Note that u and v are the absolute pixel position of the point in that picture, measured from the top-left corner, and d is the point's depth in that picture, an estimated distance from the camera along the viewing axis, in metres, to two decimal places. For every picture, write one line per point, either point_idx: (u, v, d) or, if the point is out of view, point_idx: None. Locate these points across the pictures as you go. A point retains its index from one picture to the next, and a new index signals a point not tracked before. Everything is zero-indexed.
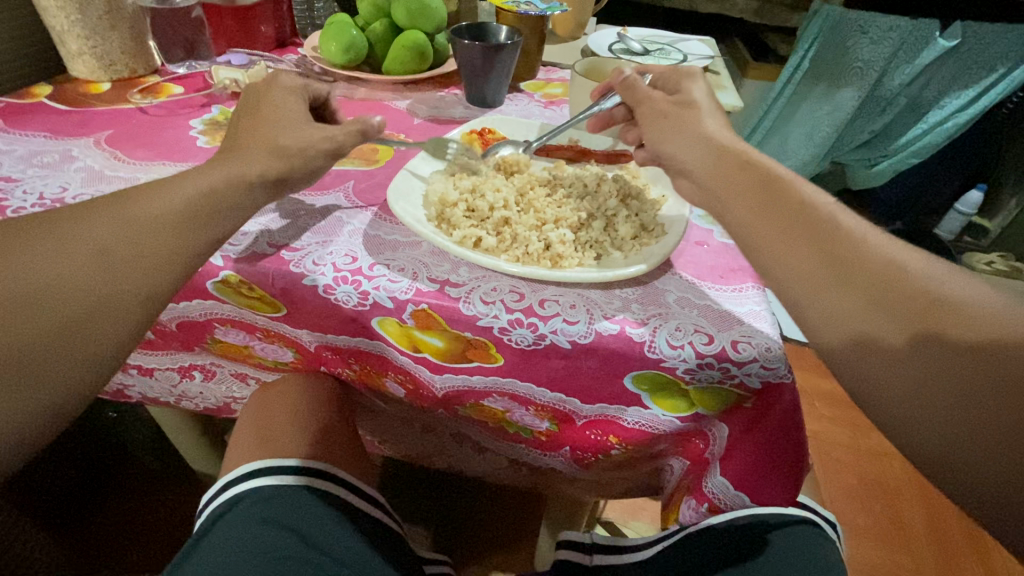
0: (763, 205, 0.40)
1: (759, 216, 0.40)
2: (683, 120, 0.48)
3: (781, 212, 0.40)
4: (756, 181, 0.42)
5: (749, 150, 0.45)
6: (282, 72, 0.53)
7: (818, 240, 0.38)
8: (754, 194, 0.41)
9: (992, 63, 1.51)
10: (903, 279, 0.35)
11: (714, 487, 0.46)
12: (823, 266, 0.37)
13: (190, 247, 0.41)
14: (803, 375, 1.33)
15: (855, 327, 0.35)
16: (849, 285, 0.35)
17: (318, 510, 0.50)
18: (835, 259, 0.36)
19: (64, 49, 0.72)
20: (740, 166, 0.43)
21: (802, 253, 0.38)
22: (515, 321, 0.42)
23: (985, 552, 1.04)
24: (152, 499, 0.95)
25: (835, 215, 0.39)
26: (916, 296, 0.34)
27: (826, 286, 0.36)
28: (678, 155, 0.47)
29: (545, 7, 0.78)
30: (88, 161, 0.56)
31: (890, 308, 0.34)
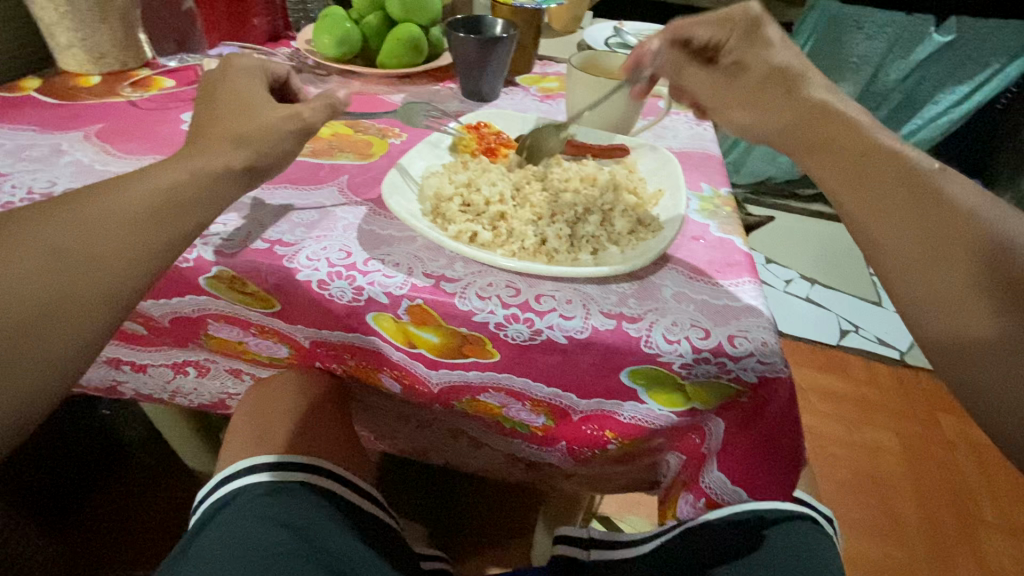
0: (865, 176, 0.40)
1: (858, 184, 0.40)
2: (765, 83, 0.47)
3: (879, 176, 0.40)
4: (858, 146, 0.41)
5: (849, 109, 0.44)
6: (237, 54, 0.51)
7: (917, 206, 0.38)
8: (852, 155, 0.41)
9: (987, 59, 1.51)
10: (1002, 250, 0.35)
11: (711, 482, 0.46)
12: (919, 234, 0.37)
13: (184, 242, 0.41)
14: (797, 369, 1.34)
15: (946, 294, 0.36)
16: (944, 255, 0.36)
17: (313, 506, 0.50)
18: (933, 225, 0.37)
19: (53, 42, 0.71)
20: (838, 125, 0.43)
21: (904, 227, 0.38)
22: (511, 316, 0.42)
23: (977, 544, 1.05)
24: (148, 497, 0.94)
25: (939, 181, 0.38)
26: (1017, 276, 0.34)
27: (918, 257, 0.37)
28: (760, 133, 0.47)
29: (541, 1, 0.77)
30: (77, 155, 0.55)
31: (980, 279, 0.35)
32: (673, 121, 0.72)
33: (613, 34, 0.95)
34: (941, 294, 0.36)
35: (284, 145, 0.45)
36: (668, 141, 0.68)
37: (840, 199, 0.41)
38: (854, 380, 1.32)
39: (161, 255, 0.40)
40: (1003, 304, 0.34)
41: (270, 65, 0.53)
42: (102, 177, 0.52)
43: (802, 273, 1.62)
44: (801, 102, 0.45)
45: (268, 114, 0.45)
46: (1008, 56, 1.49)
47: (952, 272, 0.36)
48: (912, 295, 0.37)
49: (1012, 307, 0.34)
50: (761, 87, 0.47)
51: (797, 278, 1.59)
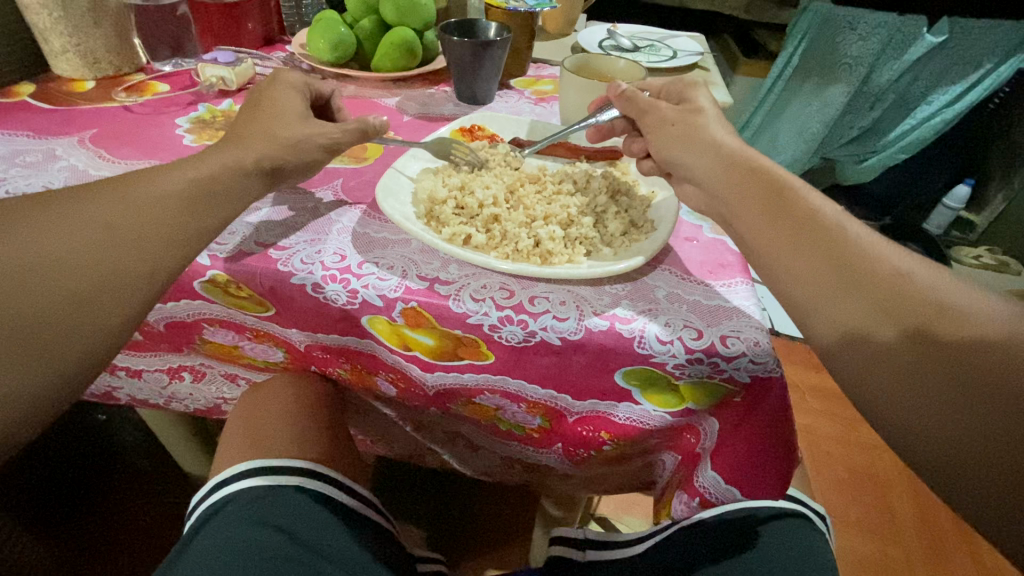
0: (777, 216, 0.41)
1: (769, 225, 0.41)
2: (679, 122, 0.50)
3: (791, 224, 0.41)
4: (766, 190, 0.43)
5: (756, 157, 0.46)
6: (284, 70, 0.54)
7: (828, 248, 0.39)
8: (765, 204, 0.42)
9: (979, 59, 1.52)
10: (906, 290, 0.36)
11: (704, 482, 0.47)
12: (832, 274, 0.37)
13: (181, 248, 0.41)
14: (793, 369, 1.34)
15: (860, 335, 0.36)
16: (854, 289, 0.36)
17: (310, 510, 0.50)
18: (840, 268, 0.37)
19: (47, 47, 0.71)
20: (756, 174, 0.44)
21: (811, 262, 0.38)
22: (505, 318, 0.42)
23: (973, 541, 1.05)
24: (143, 502, 0.93)
25: (840, 224, 0.40)
26: (918, 306, 0.35)
27: (830, 290, 0.37)
28: (683, 168, 0.48)
29: (534, 4, 0.78)
30: (72, 160, 0.55)
31: (891, 318, 0.35)
32: None
33: (606, 37, 0.96)
34: (859, 334, 0.36)
35: (315, 155, 0.49)
36: None
37: (752, 240, 0.42)
38: None
39: (156, 260, 0.40)
40: (914, 342, 0.34)
41: (313, 83, 0.55)
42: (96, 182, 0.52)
43: None
44: (719, 145, 0.47)
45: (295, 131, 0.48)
46: (1001, 56, 1.50)
47: (861, 313, 0.36)
48: (826, 332, 0.37)
49: (921, 342, 0.34)
50: (685, 126, 0.49)
51: None
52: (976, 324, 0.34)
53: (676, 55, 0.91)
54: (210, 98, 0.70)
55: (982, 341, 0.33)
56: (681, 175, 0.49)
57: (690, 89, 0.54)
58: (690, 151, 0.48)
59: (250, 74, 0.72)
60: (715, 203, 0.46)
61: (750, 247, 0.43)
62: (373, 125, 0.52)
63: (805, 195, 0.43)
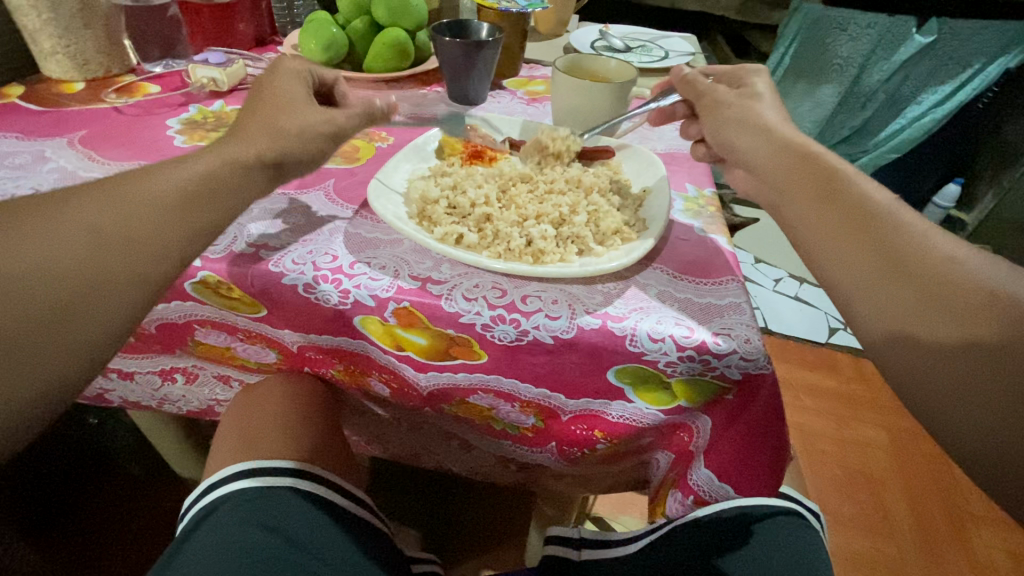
0: (827, 198, 0.42)
1: (817, 208, 0.42)
2: (734, 109, 0.51)
3: (841, 208, 0.41)
4: (816, 175, 0.44)
5: (811, 144, 0.47)
6: (286, 58, 0.53)
7: (878, 232, 0.39)
8: (819, 187, 0.43)
9: (968, 60, 1.54)
10: (955, 277, 0.36)
11: (698, 480, 0.46)
12: (878, 256, 0.38)
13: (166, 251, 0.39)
14: (787, 368, 1.35)
15: (899, 318, 0.36)
16: (899, 272, 0.37)
17: (303, 511, 0.50)
18: (887, 253, 0.38)
19: (36, 48, 0.70)
20: (811, 160, 0.45)
21: (861, 242, 0.39)
22: (498, 317, 0.42)
23: (966, 538, 1.06)
24: (133, 508, 0.93)
25: (895, 211, 0.40)
26: (969, 291, 0.35)
27: (876, 270, 0.38)
28: (739, 150, 0.49)
29: (526, 4, 0.78)
30: (61, 161, 0.55)
31: (936, 303, 0.35)
32: None
33: (598, 38, 0.96)
34: (903, 316, 0.36)
35: (318, 145, 0.48)
36: (653, 143, 0.68)
37: (799, 223, 0.43)
38: (844, 377, 1.34)
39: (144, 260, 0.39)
40: (960, 328, 0.34)
41: (316, 70, 0.54)
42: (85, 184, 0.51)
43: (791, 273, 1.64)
44: (774, 132, 0.48)
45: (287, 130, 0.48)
46: (990, 56, 1.52)
47: (907, 295, 0.36)
48: (868, 309, 0.38)
49: (960, 331, 0.34)
50: (740, 112, 0.50)
51: (786, 277, 1.61)
52: (965, 321, 0.34)
53: (667, 55, 0.92)
54: (201, 99, 0.70)
55: (970, 337, 0.33)
56: (734, 158, 0.51)
57: (748, 78, 0.55)
58: (741, 137, 0.49)
59: (241, 75, 0.71)
60: (764, 185, 0.47)
61: (797, 230, 0.43)
62: (380, 109, 0.52)
63: (865, 181, 0.43)
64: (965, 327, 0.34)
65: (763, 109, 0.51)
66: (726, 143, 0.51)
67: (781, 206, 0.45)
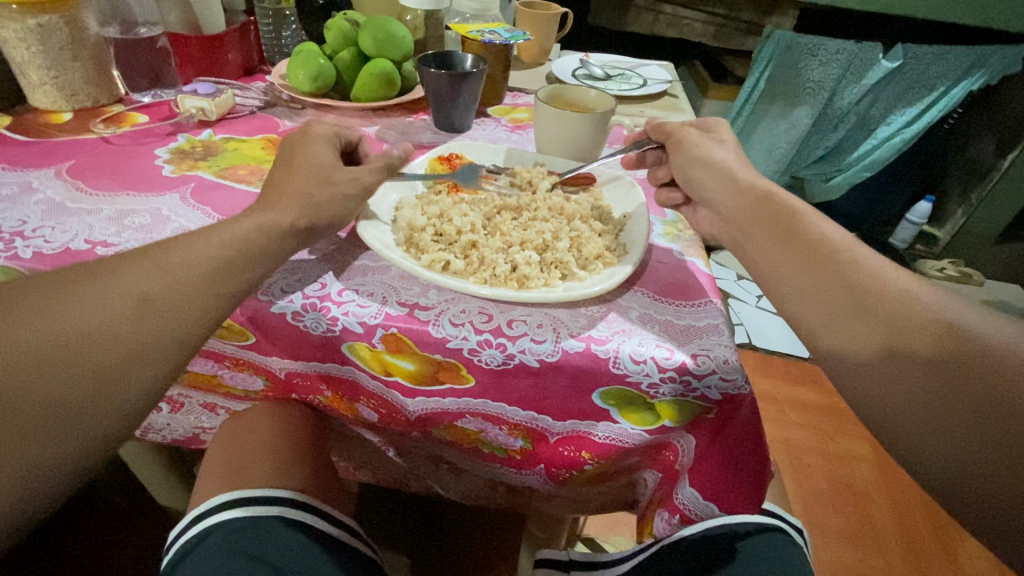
0: (784, 240, 0.45)
1: (778, 249, 0.45)
2: (699, 152, 0.55)
3: (798, 248, 0.44)
4: (775, 219, 0.47)
5: (772, 189, 0.50)
6: (315, 123, 0.53)
7: (835, 269, 0.41)
8: (778, 229, 0.46)
9: (933, 82, 1.61)
10: (913, 297, 0.37)
11: (684, 498, 0.47)
12: (837, 293, 0.40)
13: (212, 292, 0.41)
14: (772, 383, 1.37)
15: (867, 346, 0.38)
16: (857, 306, 0.39)
17: (290, 541, 0.49)
18: (846, 287, 0.40)
19: (24, 80, 0.71)
20: (768, 205, 0.48)
21: (819, 280, 0.41)
22: (484, 342, 0.43)
23: (951, 549, 1.07)
24: (116, 539, 0.91)
25: (851, 250, 0.43)
26: (924, 322, 0.37)
27: (833, 307, 0.40)
28: (707, 198, 0.53)
29: (510, 35, 0.81)
30: (48, 193, 0.55)
31: (899, 324, 0.37)
32: None
33: (579, 66, 1.00)
34: (869, 340, 0.38)
35: (340, 204, 0.49)
36: (632, 168, 0.71)
37: (761, 264, 0.46)
38: (827, 390, 1.36)
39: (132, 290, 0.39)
40: (926, 345, 0.36)
41: (343, 131, 0.55)
42: (74, 214, 0.52)
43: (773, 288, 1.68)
44: (737, 180, 0.51)
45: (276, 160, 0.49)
46: (953, 80, 1.59)
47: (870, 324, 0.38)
48: (837, 332, 0.39)
49: (924, 348, 0.36)
50: (704, 157, 0.54)
51: (767, 293, 1.65)
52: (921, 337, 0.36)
53: (646, 83, 0.95)
54: (190, 128, 0.71)
55: (927, 351, 0.35)
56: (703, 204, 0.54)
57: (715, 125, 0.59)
58: (705, 180, 0.53)
59: (230, 104, 0.73)
60: (730, 229, 0.50)
61: (761, 271, 0.46)
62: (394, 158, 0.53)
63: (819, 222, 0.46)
64: (925, 343, 0.36)
65: (722, 155, 0.55)
66: (694, 186, 0.54)
67: (746, 251, 0.48)
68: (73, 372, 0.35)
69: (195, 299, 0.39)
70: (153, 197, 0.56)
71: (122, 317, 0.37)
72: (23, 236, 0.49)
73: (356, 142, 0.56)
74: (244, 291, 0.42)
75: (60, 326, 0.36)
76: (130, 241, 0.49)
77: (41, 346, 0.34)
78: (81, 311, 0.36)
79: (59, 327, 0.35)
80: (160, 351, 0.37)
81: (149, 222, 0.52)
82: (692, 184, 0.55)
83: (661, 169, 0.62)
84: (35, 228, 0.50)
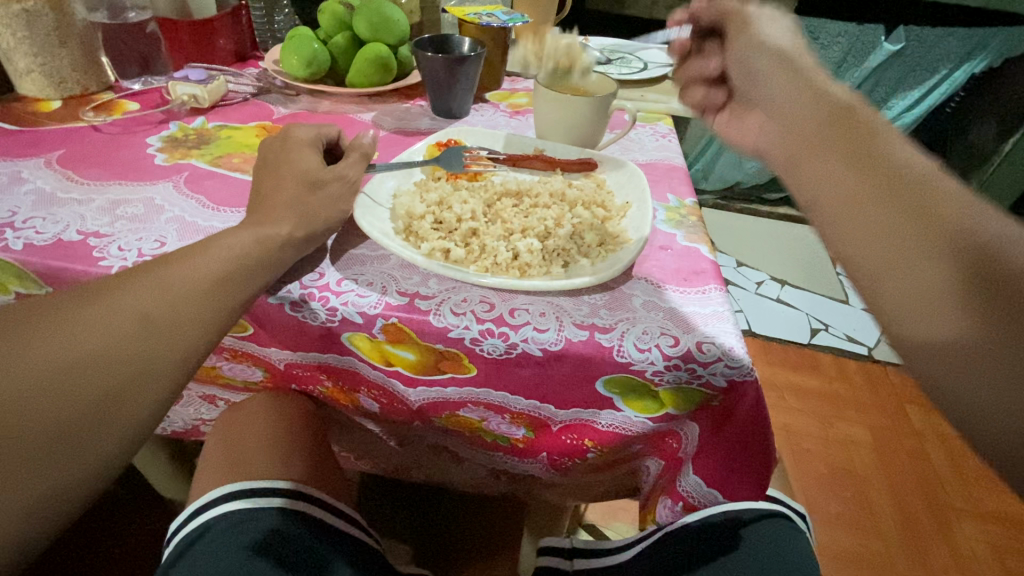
0: (855, 156, 0.37)
1: (847, 167, 0.37)
2: (760, 47, 0.48)
3: (870, 169, 0.36)
4: (844, 129, 0.38)
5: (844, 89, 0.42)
6: (293, 125, 0.52)
7: (913, 198, 0.34)
8: (832, 130, 0.40)
9: (935, 65, 1.60)
10: (987, 273, 0.30)
11: (687, 486, 0.47)
12: (911, 228, 0.33)
13: (240, 281, 0.41)
14: (771, 369, 1.37)
15: (913, 309, 0.32)
16: (933, 253, 0.32)
17: (292, 532, 0.49)
18: (920, 225, 0.33)
19: (11, 67, 0.69)
20: (827, 108, 0.42)
21: (892, 211, 0.34)
22: (486, 331, 0.43)
23: (948, 531, 1.08)
24: (114, 531, 0.91)
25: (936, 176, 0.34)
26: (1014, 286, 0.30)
27: (901, 251, 0.33)
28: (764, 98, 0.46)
29: (507, 19, 0.79)
30: (39, 182, 0.54)
31: (960, 297, 0.31)
32: (638, 134, 0.75)
33: (579, 50, 0.98)
34: (920, 304, 0.32)
35: (337, 196, 0.49)
36: (634, 154, 0.70)
37: (818, 183, 0.38)
38: (826, 376, 1.37)
39: (118, 285, 0.38)
40: (991, 325, 0.30)
41: (322, 128, 0.54)
42: (64, 205, 0.51)
43: (773, 274, 1.68)
44: (799, 79, 0.43)
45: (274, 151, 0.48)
46: (955, 63, 1.58)
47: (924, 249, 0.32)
48: (893, 302, 0.33)
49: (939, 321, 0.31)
50: (768, 54, 0.47)
51: (767, 280, 1.65)
52: (976, 325, 0.30)
53: (646, 66, 0.94)
54: (182, 116, 0.69)
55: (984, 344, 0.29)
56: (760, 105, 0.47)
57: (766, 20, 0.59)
58: (772, 73, 0.46)
59: (223, 91, 0.71)
60: (790, 131, 0.41)
61: (816, 191, 0.38)
62: (372, 150, 0.54)
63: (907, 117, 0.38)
64: (983, 331, 0.30)
65: (791, 46, 0.48)
66: (749, 75, 0.49)
67: (800, 145, 0.41)
68: (66, 368, 0.34)
69: (193, 290, 0.39)
70: (146, 187, 0.54)
71: (113, 315, 0.36)
72: (13, 227, 0.47)
73: (338, 138, 0.55)
74: (243, 283, 0.41)
75: (57, 318, 0.35)
76: (122, 231, 0.48)
77: (35, 342, 0.34)
78: (72, 313, 0.35)
79: (47, 327, 0.34)
80: (157, 344, 0.37)
81: (142, 212, 0.51)
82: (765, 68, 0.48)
83: (711, 64, 0.62)
84: (25, 219, 0.49)
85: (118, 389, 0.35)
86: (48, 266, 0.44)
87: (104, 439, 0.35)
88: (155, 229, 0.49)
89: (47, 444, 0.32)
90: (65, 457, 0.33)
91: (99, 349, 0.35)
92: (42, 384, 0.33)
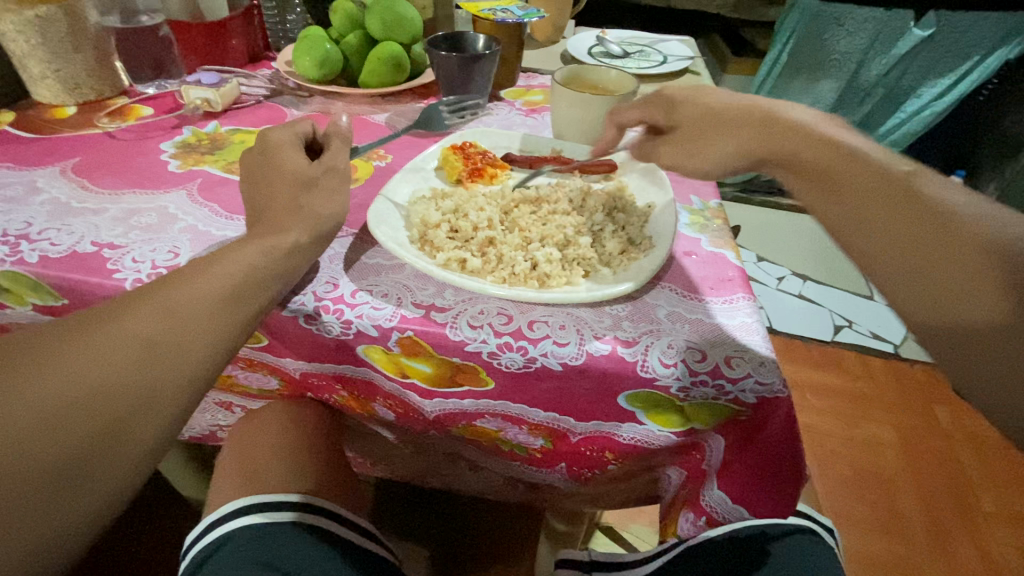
0: (863, 202, 0.38)
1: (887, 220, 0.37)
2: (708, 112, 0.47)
3: (926, 221, 0.36)
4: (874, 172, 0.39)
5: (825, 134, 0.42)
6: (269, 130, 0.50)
7: (925, 222, 0.36)
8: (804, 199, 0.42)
9: (967, 51, 1.52)
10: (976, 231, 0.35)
11: (711, 501, 0.45)
12: (925, 241, 0.36)
13: (249, 298, 0.40)
14: (793, 367, 1.34)
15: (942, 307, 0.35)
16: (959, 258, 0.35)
17: (305, 545, 0.48)
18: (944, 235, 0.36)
19: (27, 74, 0.69)
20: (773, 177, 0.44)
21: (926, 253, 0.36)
22: (505, 344, 0.41)
23: (979, 535, 1.05)
24: (137, 531, 0.92)
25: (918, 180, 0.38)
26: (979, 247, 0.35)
27: (934, 271, 0.35)
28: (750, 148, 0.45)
29: (523, 14, 0.77)
30: (54, 192, 0.53)
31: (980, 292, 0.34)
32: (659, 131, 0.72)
33: (596, 43, 0.95)
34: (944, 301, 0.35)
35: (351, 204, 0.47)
36: None
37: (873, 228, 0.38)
38: (850, 375, 1.33)
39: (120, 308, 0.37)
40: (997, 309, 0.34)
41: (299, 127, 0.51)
42: (79, 215, 0.50)
43: (795, 270, 1.64)
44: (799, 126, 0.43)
45: (288, 160, 0.47)
46: (988, 48, 1.50)
47: (851, 189, 0.39)
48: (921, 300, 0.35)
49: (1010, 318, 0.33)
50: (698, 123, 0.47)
51: (789, 276, 1.61)
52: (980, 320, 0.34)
53: (666, 60, 0.91)
54: (195, 121, 0.69)
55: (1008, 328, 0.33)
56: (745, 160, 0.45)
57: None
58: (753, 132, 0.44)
59: (236, 93, 0.71)
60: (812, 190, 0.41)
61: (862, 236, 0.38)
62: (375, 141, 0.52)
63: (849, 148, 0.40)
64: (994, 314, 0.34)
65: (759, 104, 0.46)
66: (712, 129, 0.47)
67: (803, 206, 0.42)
68: (72, 399, 0.33)
69: (200, 309, 0.38)
70: (159, 195, 0.54)
71: (118, 341, 0.35)
72: (28, 239, 0.47)
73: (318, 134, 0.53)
74: (254, 299, 0.40)
75: (60, 349, 0.34)
76: (136, 242, 0.48)
77: (42, 374, 0.33)
78: (77, 345, 0.35)
79: (52, 359, 0.34)
80: (164, 370, 0.36)
81: (155, 222, 0.50)
82: (674, 109, 0.50)
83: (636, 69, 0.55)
84: (40, 231, 0.48)
85: (125, 419, 0.34)
86: (62, 280, 0.44)
87: (110, 468, 0.34)
88: (168, 238, 0.48)
89: (55, 479, 0.32)
90: (74, 488, 0.33)
91: (107, 377, 0.34)
92: (48, 417, 0.32)
